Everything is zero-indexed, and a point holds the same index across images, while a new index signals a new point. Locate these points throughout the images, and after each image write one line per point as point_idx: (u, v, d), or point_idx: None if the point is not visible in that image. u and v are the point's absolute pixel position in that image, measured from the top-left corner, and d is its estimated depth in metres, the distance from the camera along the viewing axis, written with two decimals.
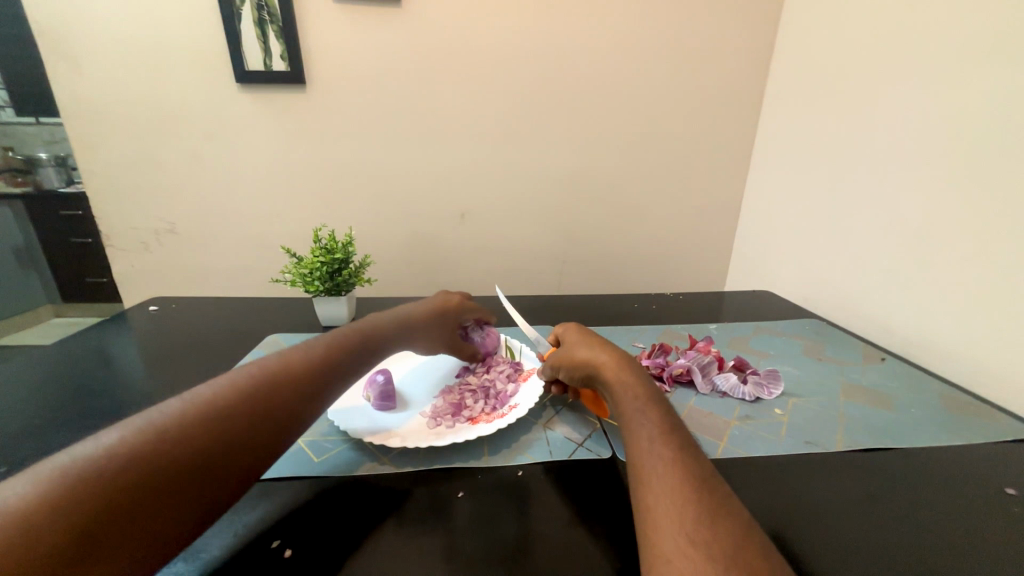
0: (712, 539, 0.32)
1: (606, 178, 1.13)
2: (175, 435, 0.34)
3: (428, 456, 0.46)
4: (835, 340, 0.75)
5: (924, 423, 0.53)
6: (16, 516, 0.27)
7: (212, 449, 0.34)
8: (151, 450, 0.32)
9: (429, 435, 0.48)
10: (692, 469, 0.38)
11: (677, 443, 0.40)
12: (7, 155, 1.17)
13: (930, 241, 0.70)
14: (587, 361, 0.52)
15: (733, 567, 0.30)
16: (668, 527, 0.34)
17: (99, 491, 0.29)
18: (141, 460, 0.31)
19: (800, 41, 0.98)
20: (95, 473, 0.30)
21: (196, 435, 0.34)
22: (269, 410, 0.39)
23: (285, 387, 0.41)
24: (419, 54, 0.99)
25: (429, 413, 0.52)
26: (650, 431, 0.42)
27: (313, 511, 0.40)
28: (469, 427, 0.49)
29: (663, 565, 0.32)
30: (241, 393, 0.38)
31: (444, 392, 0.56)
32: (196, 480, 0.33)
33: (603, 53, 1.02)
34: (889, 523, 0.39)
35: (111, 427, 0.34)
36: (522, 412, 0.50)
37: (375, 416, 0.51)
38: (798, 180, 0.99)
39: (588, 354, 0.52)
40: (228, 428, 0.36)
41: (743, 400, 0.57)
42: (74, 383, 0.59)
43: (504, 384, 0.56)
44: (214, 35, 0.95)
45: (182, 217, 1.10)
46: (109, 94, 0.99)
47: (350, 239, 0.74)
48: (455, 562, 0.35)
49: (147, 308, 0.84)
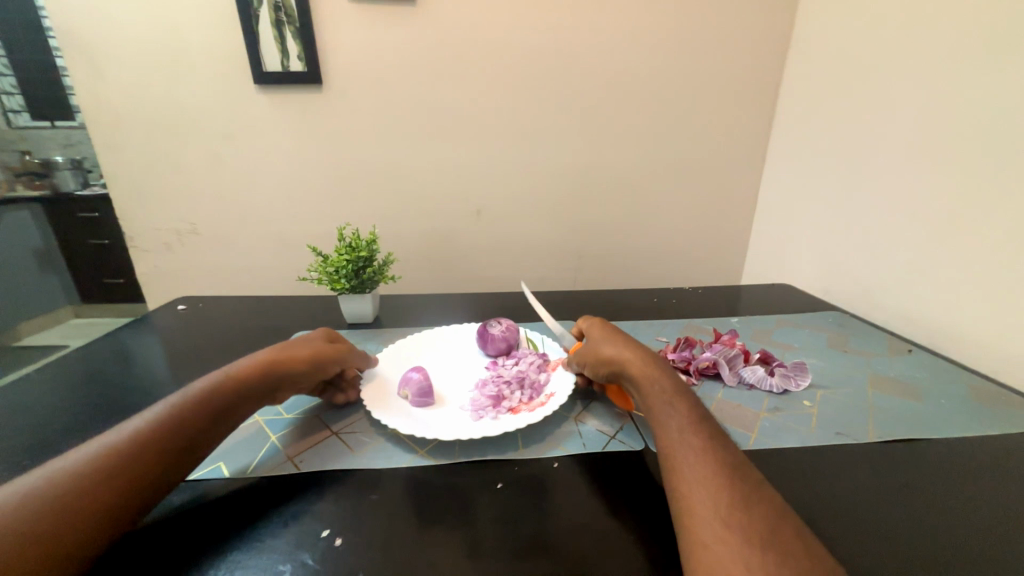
0: (744, 523, 0.33)
1: (622, 171, 1.13)
2: (103, 469, 0.35)
3: (474, 447, 0.47)
4: (859, 332, 0.75)
5: (953, 413, 0.53)
6: None
7: (147, 471, 0.37)
8: (79, 486, 0.34)
9: (473, 427, 0.49)
10: (719, 457, 0.39)
11: (701, 432, 0.41)
12: (25, 159, 1.24)
13: (952, 232, 0.70)
14: (611, 357, 0.52)
15: (768, 550, 0.31)
16: (702, 513, 0.35)
17: (32, 526, 0.31)
18: (84, 488, 0.34)
19: (817, 31, 0.97)
20: (20, 517, 0.31)
21: (125, 462, 0.36)
22: (195, 428, 0.41)
23: (204, 408, 0.42)
24: (434, 50, 0.99)
25: (469, 406, 0.52)
26: (675, 422, 0.43)
27: (313, 481, 0.43)
28: (512, 417, 0.50)
29: (700, 550, 0.33)
30: (167, 419, 0.40)
31: (478, 384, 0.56)
32: (138, 497, 0.36)
33: (618, 46, 1.02)
34: (922, 511, 0.40)
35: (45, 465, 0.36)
36: (561, 400, 0.51)
37: (414, 412, 0.52)
38: (815, 170, 0.98)
39: (613, 350, 0.53)
40: (162, 445, 0.38)
41: (771, 392, 0.57)
42: (111, 381, 0.61)
43: (536, 374, 0.57)
44: (233, 36, 0.96)
45: (203, 217, 1.12)
46: (129, 97, 1.00)
47: (373, 237, 0.75)
48: (500, 550, 0.36)
49: (175, 307, 0.85)
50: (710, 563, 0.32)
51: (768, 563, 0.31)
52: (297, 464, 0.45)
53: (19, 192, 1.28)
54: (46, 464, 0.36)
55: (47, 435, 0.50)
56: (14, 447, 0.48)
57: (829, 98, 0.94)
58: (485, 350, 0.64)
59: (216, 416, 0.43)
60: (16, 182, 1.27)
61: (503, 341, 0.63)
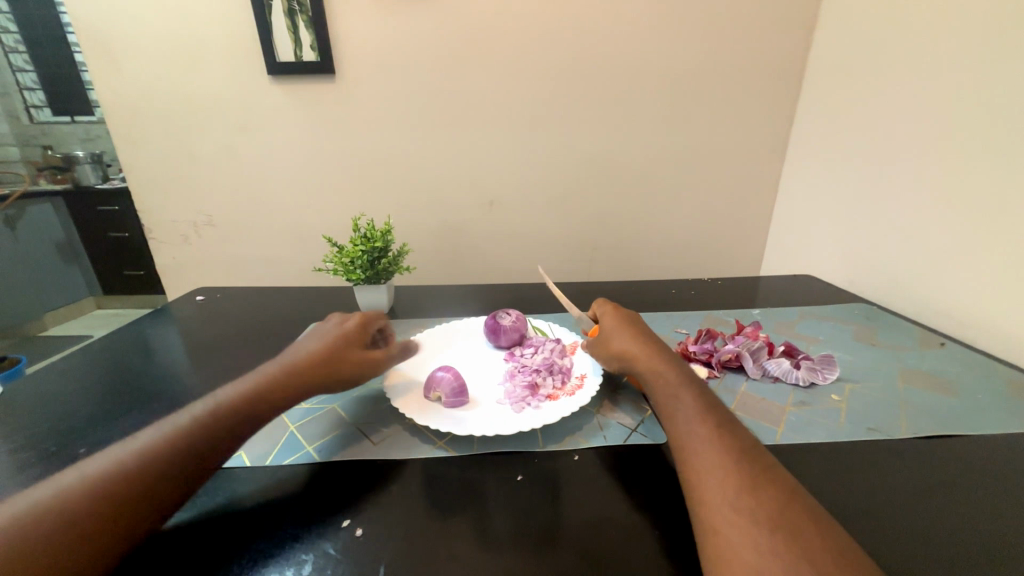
0: (755, 505, 0.32)
1: (638, 160, 1.11)
2: (127, 469, 0.36)
3: (504, 438, 0.47)
4: (887, 324, 0.72)
5: (993, 410, 0.51)
6: (22, 534, 0.31)
7: (169, 471, 0.37)
8: (105, 487, 0.35)
9: (520, 418, 0.48)
10: (728, 441, 0.38)
11: (708, 417, 0.40)
12: (46, 154, 1.56)
13: (990, 222, 0.66)
14: (620, 349, 0.52)
15: (779, 532, 0.30)
16: (713, 499, 0.34)
17: (65, 521, 0.32)
18: (114, 486, 0.35)
19: (845, 11, 0.93)
20: (49, 516, 0.32)
21: (149, 463, 0.37)
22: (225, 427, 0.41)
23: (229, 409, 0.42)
24: (446, 38, 0.98)
25: (506, 399, 0.51)
26: (682, 410, 0.42)
27: (330, 468, 0.43)
28: (555, 403, 0.50)
29: (712, 537, 0.32)
30: (199, 420, 0.41)
31: (507, 376, 0.55)
32: (163, 495, 0.36)
33: (636, 29, 0.99)
34: (964, 512, 0.38)
35: (90, 459, 0.37)
36: (598, 378, 0.53)
37: (452, 413, 0.49)
38: (839, 157, 0.95)
39: (623, 342, 0.52)
40: (191, 445, 0.39)
41: (796, 385, 0.55)
42: (132, 372, 0.62)
43: (561, 359, 0.56)
44: (245, 26, 0.96)
45: (219, 209, 1.13)
46: (144, 89, 1.01)
47: (388, 227, 0.74)
48: (520, 543, 0.35)
49: (194, 297, 0.86)
50: (721, 548, 0.31)
51: (779, 545, 0.30)
52: (309, 447, 0.46)
53: (42, 185, 1.59)
54: (91, 458, 0.37)
55: (74, 423, 0.51)
56: (42, 435, 0.49)
57: (856, 82, 0.90)
58: (496, 342, 0.63)
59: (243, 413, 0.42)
60: (41, 176, 1.59)
61: (515, 331, 0.62)
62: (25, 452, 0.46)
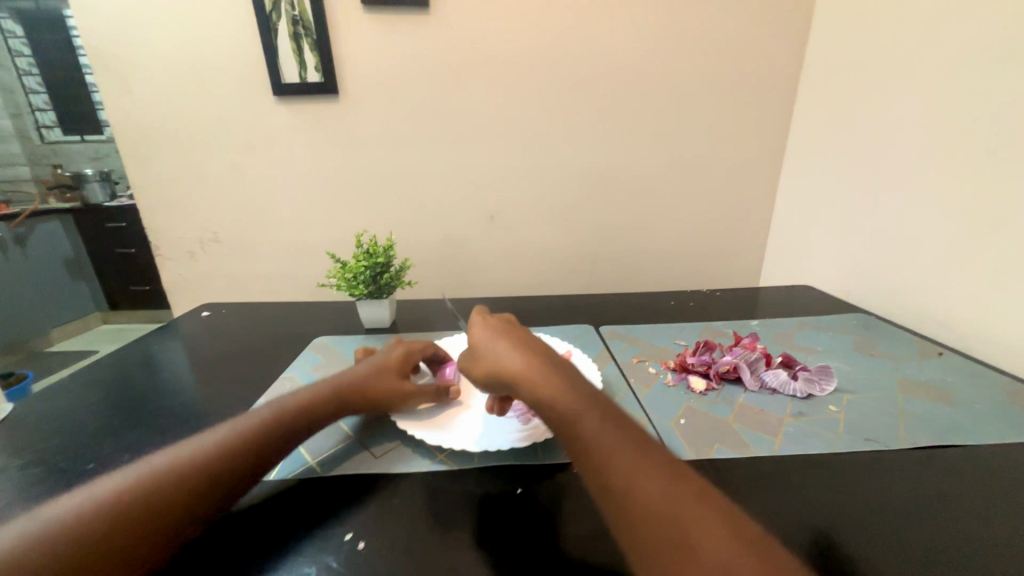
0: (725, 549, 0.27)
1: (635, 174, 1.13)
2: (180, 470, 0.36)
3: (507, 449, 0.48)
4: (885, 334, 0.73)
5: (989, 418, 0.51)
6: (69, 528, 0.32)
7: (216, 479, 0.37)
8: (143, 494, 0.34)
9: (526, 427, 0.49)
10: (651, 485, 0.31)
11: (622, 457, 0.33)
12: (57, 173, 1.66)
13: (984, 230, 0.67)
14: (498, 367, 0.43)
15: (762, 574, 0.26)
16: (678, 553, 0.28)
17: (109, 516, 0.33)
18: (160, 486, 0.35)
19: (836, 28, 0.95)
20: (99, 512, 0.33)
21: (202, 466, 0.37)
22: (274, 440, 0.42)
23: (269, 431, 0.42)
24: (445, 58, 1.01)
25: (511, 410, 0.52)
26: (588, 447, 0.34)
27: (337, 484, 0.44)
28: None
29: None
30: (253, 430, 0.41)
31: None
32: (196, 506, 0.35)
33: (630, 47, 1.02)
34: (965, 523, 0.38)
35: (156, 452, 0.38)
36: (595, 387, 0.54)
37: (456, 422, 0.50)
38: (831, 169, 0.97)
39: (501, 359, 0.43)
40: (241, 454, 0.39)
41: (795, 396, 0.56)
42: (139, 388, 0.62)
43: None
44: (253, 48, 0.99)
45: (223, 225, 1.15)
46: (155, 111, 1.04)
47: (390, 243, 0.76)
48: (520, 554, 0.36)
49: (199, 313, 0.87)
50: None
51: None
52: (307, 454, 0.47)
53: (53, 203, 1.67)
54: (158, 451, 0.38)
55: (82, 439, 0.52)
56: (51, 453, 0.49)
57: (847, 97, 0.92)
58: None
59: (282, 444, 0.42)
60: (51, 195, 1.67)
61: None
62: (34, 468, 0.47)
